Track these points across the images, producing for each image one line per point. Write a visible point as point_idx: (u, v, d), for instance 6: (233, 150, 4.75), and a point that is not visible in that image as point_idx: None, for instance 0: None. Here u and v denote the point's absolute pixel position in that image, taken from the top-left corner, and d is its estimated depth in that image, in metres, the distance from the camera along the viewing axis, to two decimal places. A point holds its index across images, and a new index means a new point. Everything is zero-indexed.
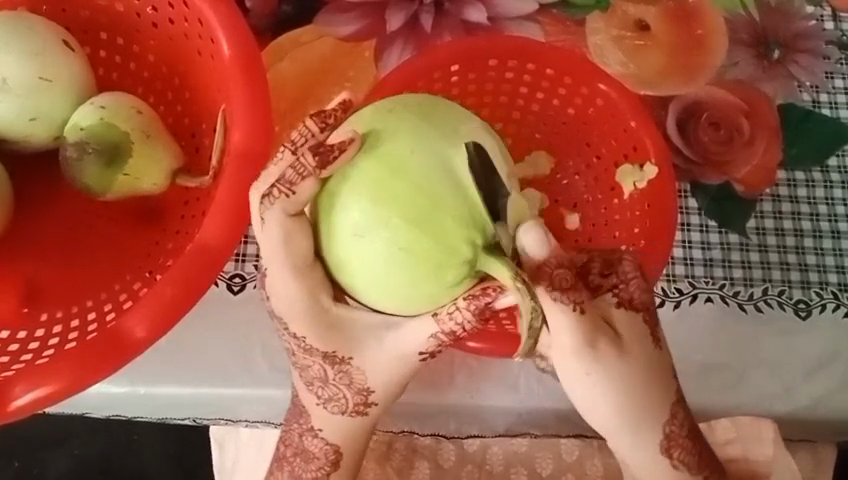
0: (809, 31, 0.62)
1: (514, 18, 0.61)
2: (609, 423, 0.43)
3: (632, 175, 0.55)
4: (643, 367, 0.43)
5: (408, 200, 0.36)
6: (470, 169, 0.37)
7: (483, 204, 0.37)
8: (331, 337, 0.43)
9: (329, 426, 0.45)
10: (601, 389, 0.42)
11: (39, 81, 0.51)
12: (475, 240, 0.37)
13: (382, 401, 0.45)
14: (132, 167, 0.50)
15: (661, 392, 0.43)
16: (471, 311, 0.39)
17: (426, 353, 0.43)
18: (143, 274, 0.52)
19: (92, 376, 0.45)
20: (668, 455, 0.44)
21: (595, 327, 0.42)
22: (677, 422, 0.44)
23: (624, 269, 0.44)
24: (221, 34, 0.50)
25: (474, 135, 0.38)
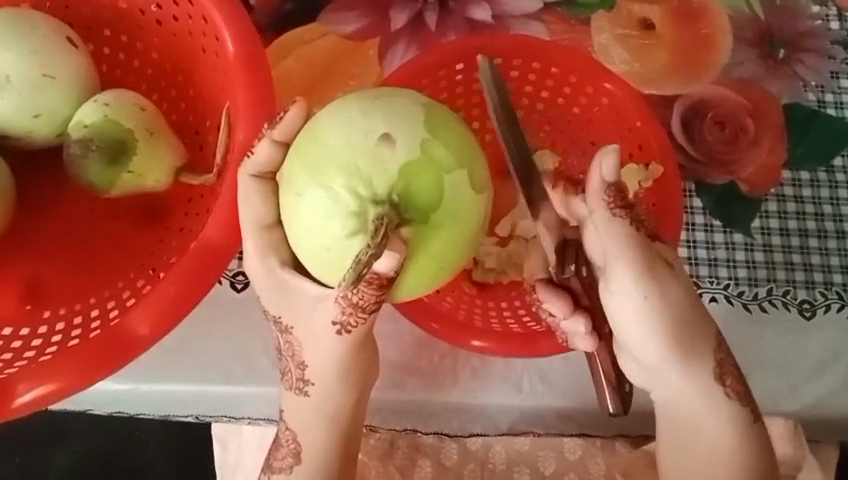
0: (814, 31, 0.62)
1: (519, 16, 0.61)
2: (664, 357, 0.43)
3: (636, 176, 0.54)
4: (693, 300, 0.44)
5: (308, 155, 0.40)
6: (367, 126, 0.39)
7: (368, 155, 0.39)
8: (277, 300, 0.45)
9: (287, 405, 0.47)
10: (658, 318, 0.43)
11: (42, 78, 0.50)
12: (355, 190, 0.39)
13: (318, 381, 0.46)
14: (136, 164, 0.50)
15: (708, 321, 0.45)
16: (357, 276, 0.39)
17: (340, 325, 0.44)
18: (146, 272, 0.51)
19: (96, 374, 0.45)
20: (721, 383, 0.44)
21: (653, 254, 0.43)
22: (724, 352, 0.45)
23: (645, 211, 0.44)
24: (224, 30, 0.50)
25: (401, 104, 0.41)
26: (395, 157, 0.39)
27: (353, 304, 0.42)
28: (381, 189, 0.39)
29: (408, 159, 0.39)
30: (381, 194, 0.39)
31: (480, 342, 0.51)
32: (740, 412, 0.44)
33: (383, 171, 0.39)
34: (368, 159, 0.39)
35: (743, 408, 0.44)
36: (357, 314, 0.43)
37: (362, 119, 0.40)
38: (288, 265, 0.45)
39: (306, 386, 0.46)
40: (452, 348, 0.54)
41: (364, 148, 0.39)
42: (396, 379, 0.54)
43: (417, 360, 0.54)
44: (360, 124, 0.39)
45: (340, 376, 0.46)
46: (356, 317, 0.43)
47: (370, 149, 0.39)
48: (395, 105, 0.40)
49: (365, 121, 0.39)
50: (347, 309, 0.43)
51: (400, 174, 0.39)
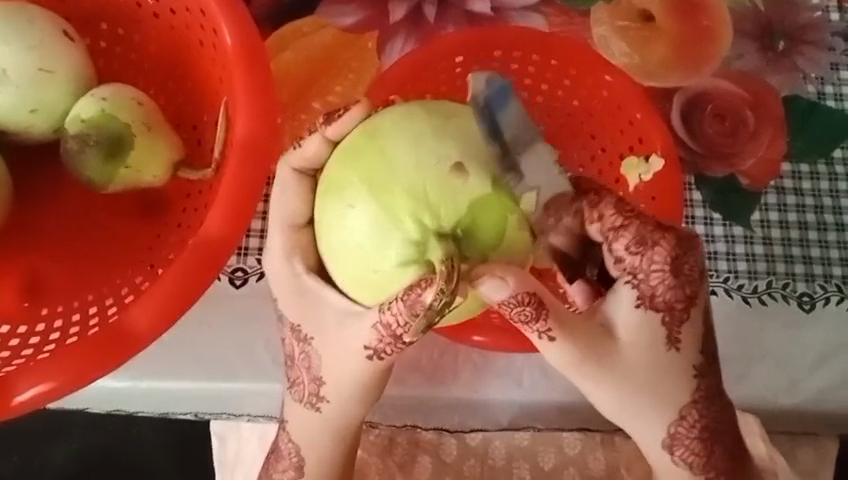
0: (814, 23, 0.61)
1: (519, 8, 0.61)
2: (617, 417, 0.45)
3: (637, 168, 0.54)
4: (652, 373, 0.43)
5: (370, 167, 0.42)
6: (437, 151, 0.42)
7: (438, 182, 0.41)
8: (299, 305, 0.47)
9: (295, 417, 0.48)
10: (606, 393, 0.43)
11: (39, 72, 0.50)
12: (420, 219, 0.41)
13: (333, 399, 0.47)
14: (133, 159, 0.50)
15: (671, 393, 0.44)
16: (405, 304, 0.40)
17: (372, 350, 0.44)
18: (145, 268, 0.51)
19: (92, 372, 0.45)
20: (670, 451, 0.45)
21: (593, 339, 0.42)
22: (685, 425, 0.44)
23: (653, 254, 0.42)
24: (223, 23, 0.49)
25: (470, 132, 0.43)
26: (464, 190, 0.41)
27: (394, 335, 0.42)
28: (447, 223, 0.41)
29: (475, 196, 0.41)
30: (447, 226, 0.41)
31: (481, 337, 0.52)
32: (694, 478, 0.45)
33: (451, 204, 0.41)
34: (436, 185, 0.41)
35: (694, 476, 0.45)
36: (395, 344, 0.43)
37: (436, 143, 0.42)
38: (312, 269, 0.47)
39: (319, 403, 0.47)
40: (452, 344, 0.54)
41: (435, 174, 0.41)
42: (399, 376, 0.54)
43: (420, 356, 0.54)
44: (434, 148, 0.42)
45: (354, 396, 0.46)
46: (391, 346, 0.43)
47: (440, 176, 0.41)
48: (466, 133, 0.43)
49: (439, 146, 0.42)
50: (385, 337, 0.43)
51: (468, 206, 0.41)
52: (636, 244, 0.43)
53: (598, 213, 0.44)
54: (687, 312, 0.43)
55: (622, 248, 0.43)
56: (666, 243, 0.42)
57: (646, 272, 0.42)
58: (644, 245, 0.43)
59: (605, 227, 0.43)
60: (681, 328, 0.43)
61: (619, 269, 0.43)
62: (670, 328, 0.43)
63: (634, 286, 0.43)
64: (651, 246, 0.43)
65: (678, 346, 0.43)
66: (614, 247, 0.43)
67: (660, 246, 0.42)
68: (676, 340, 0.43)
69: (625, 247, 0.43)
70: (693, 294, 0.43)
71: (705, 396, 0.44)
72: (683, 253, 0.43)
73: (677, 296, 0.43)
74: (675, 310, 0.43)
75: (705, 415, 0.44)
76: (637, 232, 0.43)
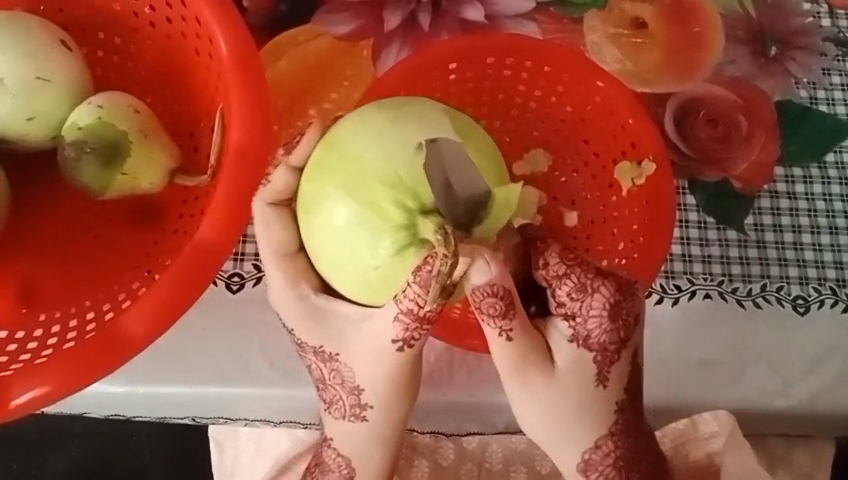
0: (806, 28, 0.62)
1: (512, 16, 0.61)
2: (541, 438, 0.49)
3: (631, 172, 0.55)
4: (575, 404, 0.48)
5: (340, 172, 0.43)
6: (397, 141, 0.43)
7: (409, 166, 0.42)
8: (313, 326, 0.48)
9: (339, 433, 0.49)
10: (535, 410, 0.48)
11: (36, 81, 0.50)
12: (403, 202, 0.42)
13: (376, 405, 0.48)
14: (131, 166, 0.50)
15: (590, 423, 0.48)
16: (419, 283, 0.41)
17: (401, 342, 0.45)
18: (142, 274, 0.51)
19: (89, 376, 0.45)
20: (586, 475, 0.49)
21: (534, 361, 0.47)
22: (600, 453, 0.49)
23: (592, 301, 0.46)
24: (217, 31, 0.50)
25: (422, 113, 0.44)
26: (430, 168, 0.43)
27: (418, 318, 0.43)
28: (429, 201, 0.43)
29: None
30: (430, 204, 0.43)
31: (476, 340, 0.52)
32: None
33: (426, 181, 0.43)
34: (409, 169, 0.42)
35: None
36: (420, 328, 0.43)
37: (394, 131, 0.43)
38: (319, 291, 0.50)
39: (363, 410, 0.48)
40: (447, 347, 0.54)
41: (404, 160, 0.42)
42: None
43: None
44: (394, 135, 0.43)
45: (393, 396, 0.48)
46: (419, 330, 0.44)
47: (410, 159, 0.42)
48: (417, 114, 0.44)
49: (399, 133, 0.43)
50: (410, 324, 0.43)
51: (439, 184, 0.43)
52: (577, 291, 0.46)
53: (543, 261, 0.47)
54: (618, 353, 0.47)
55: (563, 293, 0.46)
56: (606, 290, 0.46)
57: (584, 316, 0.47)
58: (585, 292, 0.46)
59: (550, 274, 0.47)
60: (611, 369, 0.47)
61: (560, 310, 0.47)
62: (601, 367, 0.47)
63: (570, 325, 0.47)
64: (591, 293, 0.46)
65: (605, 384, 0.48)
66: (557, 292, 0.47)
67: (599, 293, 0.46)
68: (604, 378, 0.48)
69: (566, 293, 0.46)
70: (626, 337, 0.47)
71: (622, 430, 0.49)
72: (622, 298, 0.46)
73: (611, 337, 0.47)
74: (608, 351, 0.47)
75: (620, 446, 0.48)
76: (578, 280, 0.46)
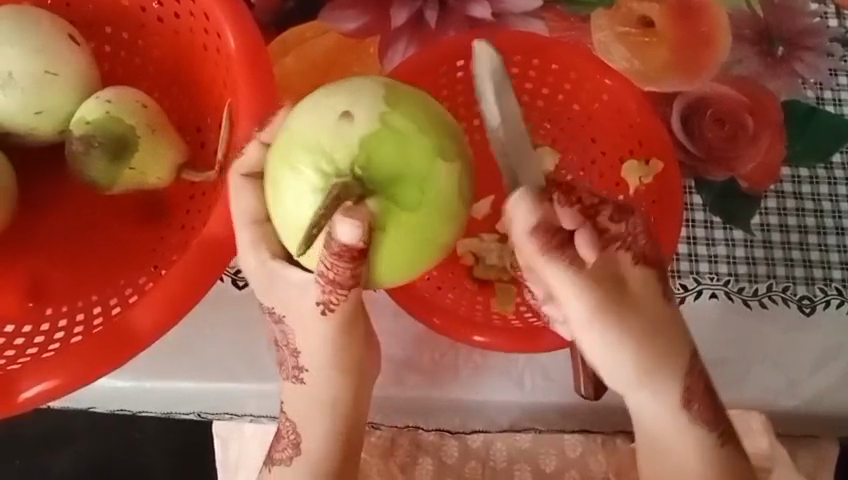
0: (813, 29, 0.62)
1: (520, 14, 0.61)
2: (630, 382, 0.43)
3: (638, 171, 0.55)
4: (658, 326, 0.43)
5: (279, 144, 0.42)
6: (328, 111, 0.41)
7: (332, 133, 0.40)
8: (267, 289, 0.45)
9: (288, 396, 0.47)
10: (622, 347, 0.42)
11: (45, 75, 0.50)
12: (319, 166, 0.40)
13: (312, 369, 0.46)
14: (139, 161, 0.50)
15: (669, 357, 0.43)
16: (326, 253, 0.38)
17: (323, 305, 0.43)
18: (148, 269, 0.51)
19: (97, 370, 0.45)
20: (687, 409, 0.43)
21: (610, 291, 0.41)
22: (694, 377, 0.43)
23: (635, 221, 0.41)
24: (226, 27, 0.50)
25: (360, 84, 0.42)
26: (354, 133, 0.40)
27: (330, 282, 0.40)
28: (345, 164, 0.40)
29: (365, 132, 0.40)
30: (345, 167, 0.40)
31: (481, 337, 0.51)
32: (703, 434, 0.44)
33: (344, 146, 0.40)
34: (331, 136, 0.40)
35: (708, 435, 0.44)
36: (337, 292, 0.41)
37: (326, 102, 0.41)
38: (279, 256, 0.45)
39: (301, 374, 0.46)
40: (453, 344, 0.54)
41: (327, 127, 0.40)
42: (399, 376, 0.54)
43: (420, 357, 0.54)
44: (322, 104, 0.41)
45: (333, 363, 0.45)
46: (336, 294, 0.41)
47: (331, 126, 0.40)
48: (355, 87, 0.42)
49: (328, 101, 0.41)
50: (326, 287, 0.41)
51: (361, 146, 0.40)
52: (617, 213, 0.41)
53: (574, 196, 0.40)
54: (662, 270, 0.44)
55: (606, 217, 0.41)
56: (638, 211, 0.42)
57: (634, 236, 0.41)
58: (626, 213, 0.41)
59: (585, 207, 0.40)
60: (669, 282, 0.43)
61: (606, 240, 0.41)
62: None
63: (626, 250, 0.41)
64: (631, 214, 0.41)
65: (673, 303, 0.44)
66: (598, 221, 0.41)
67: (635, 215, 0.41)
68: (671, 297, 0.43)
69: (609, 218, 0.41)
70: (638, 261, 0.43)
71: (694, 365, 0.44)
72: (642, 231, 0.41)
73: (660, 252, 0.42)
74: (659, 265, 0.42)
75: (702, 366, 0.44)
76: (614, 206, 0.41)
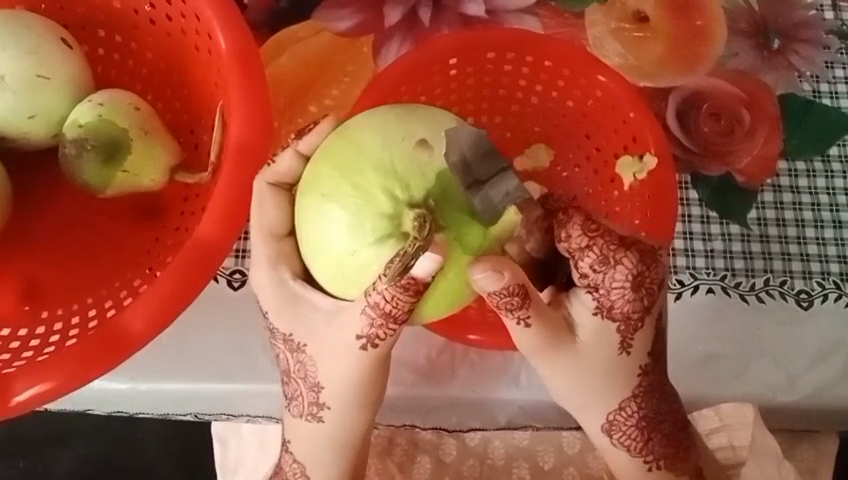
0: (809, 22, 0.62)
1: (513, 11, 0.61)
2: (563, 401, 0.48)
3: (632, 167, 0.54)
4: (599, 373, 0.47)
5: (338, 152, 0.42)
6: (403, 136, 0.42)
7: (407, 158, 0.41)
8: (288, 313, 0.47)
9: (297, 432, 0.49)
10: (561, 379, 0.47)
11: (37, 78, 0.51)
12: (392, 192, 0.41)
13: (333, 406, 0.47)
14: (131, 163, 0.50)
15: (610, 392, 0.47)
16: (392, 288, 0.40)
17: (365, 339, 0.44)
18: (143, 271, 0.51)
19: (90, 372, 0.45)
20: (608, 435, 0.48)
21: (556, 336, 0.45)
22: (624, 414, 0.48)
23: (614, 274, 0.44)
24: (216, 27, 0.50)
25: (436, 116, 0.43)
26: (432, 163, 0.41)
27: (385, 314, 0.41)
28: (417, 193, 0.41)
29: (442, 167, 0.42)
30: (417, 197, 0.41)
31: (477, 335, 0.52)
32: (632, 460, 0.48)
33: (419, 175, 0.41)
34: (405, 161, 0.41)
35: (632, 458, 0.48)
36: (386, 326, 0.42)
37: (400, 125, 0.42)
38: (298, 276, 0.48)
39: (319, 413, 0.48)
40: (449, 342, 0.54)
41: (403, 152, 0.41)
42: (395, 376, 0.54)
43: (416, 357, 0.54)
44: (398, 128, 0.42)
45: (352, 397, 0.47)
46: (384, 329, 0.42)
47: (408, 152, 0.42)
48: (432, 117, 0.43)
49: (402, 125, 0.42)
50: (377, 319, 0.42)
51: (435, 178, 0.41)
52: (600, 263, 0.44)
53: (565, 233, 0.44)
54: (641, 321, 0.46)
55: (587, 265, 0.44)
56: (628, 261, 0.44)
57: (607, 289, 0.45)
58: (607, 264, 0.44)
59: (572, 247, 0.44)
60: (634, 335, 0.46)
61: (583, 282, 0.45)
62: (624, 335, 0.46)
63: (594, 297, 0.45)
64: (614, 265, 0.44)
65: (629, 351, 0.46)
66: (580, 264, 0.44)
67: (622, 264, 0.44)
68: (627, 345, 0.46)
69: (589, 265, 0.44)
70: (650, 303, 0.46)
71: (646, 392, 0.48)
72: (645, 268, 0.44)
73: (637, 305, 0.45)
74: (631, 320, 0.46)
75: (644, 407, 0.48)
76: (601, 252, 0.44)
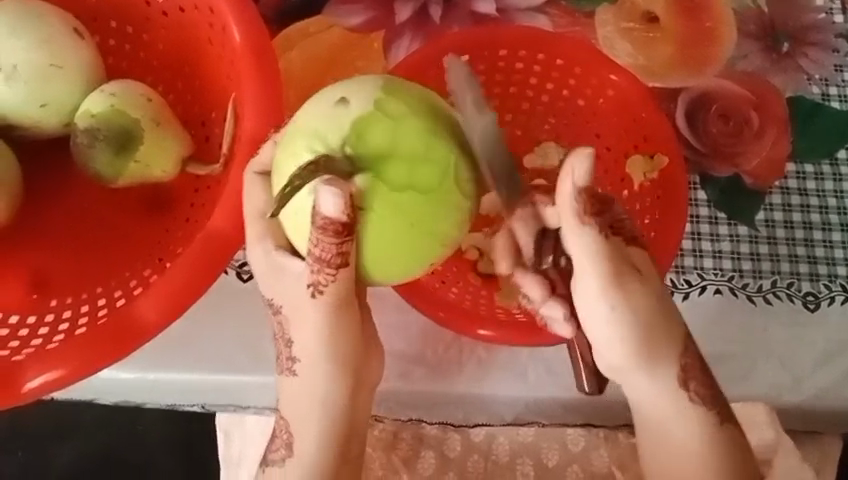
0: (818, 25, 0.62)
1: (524, 9, 0.61)
2: (626, 365, 0.42)
3: (641, 167, 0.55)
4: (653, 315, 0.41)
5: (285, 134, 0.42)
6: (326, 101, 0.41)
7: (328, 116, 0.40)
8: (270, 279, 0.45)
9: (286, 394, 0.45)
10: (629, 324, 0.41)
11: (50, 68, 0.50)
12: (312, 147, 0.40)
13: (304, 360, 0.44)
14: (143, 153, 0.50)
15: (668, 334, 0.42)
16: (316, 232, 0.39)
17: (313, 287, 0.42)
18: (153, 261, 0.51)
19: (101, 361, 0.45)
20: (686, 389, 0.42)
21: (621, 262, 0.41)
22: (691, 357, 0.43)
23: (616, 213, 0.41)
24: (231, 19, 0.50)
25: (366, 78, 0.42)
26: (349, 114, 0.40)
27: (318, 259, 0.41)
28: (337, 144, 0.39)
29: (358, 114, 0.40)
30: (338, 149, 0.39)
31: (486, 331, 0.51)
32: (698, 414, 0.42)
33: (336, 127, 0.40)
34: (326, 119, 0.40)
35: (707, 414, 0.42)
36: (325, 271, 0.41)
37: (326, 93, 0.41)
38: (283, 247, 0.45)
39: (293, 365, 0.45)
40: (456, 338, 0.55)
41: (322, 112, 0.40)
42: (403, 370, 0.54)
43: (424, 350, 0.54)
44: (324, 95, 0.41)
45: (324, 353, 0.44)
46: (324, 274, 0.41)
47: (327, 110, 0.40)
48: (362, 80, 0.42)
49: (330, 92, 0.41)
50: (316, 266, 0.41)
51: (351, 128, 0.40)
52: (598, 208, 0.41)
53: (555, 197, 0.42)
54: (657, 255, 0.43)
55: None
56: (619, 204, 0.42)
57: (616, 226, 0.41)
58: (605, 206, 0.41)
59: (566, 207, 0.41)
60: (658, 268, 0.44)
61: None
62: (654, 268, 0.43)
63: (613, 240, 0.40)
64: (611, 204, 0.41)
65: (671, 293, 0.43)
66: None
67: (617, 204, 0.42)
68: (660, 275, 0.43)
69: (590, 215, 0.41)
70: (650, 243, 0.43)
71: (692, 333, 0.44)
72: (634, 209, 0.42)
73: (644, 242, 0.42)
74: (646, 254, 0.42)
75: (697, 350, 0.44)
76: (596, 197, 0.42)
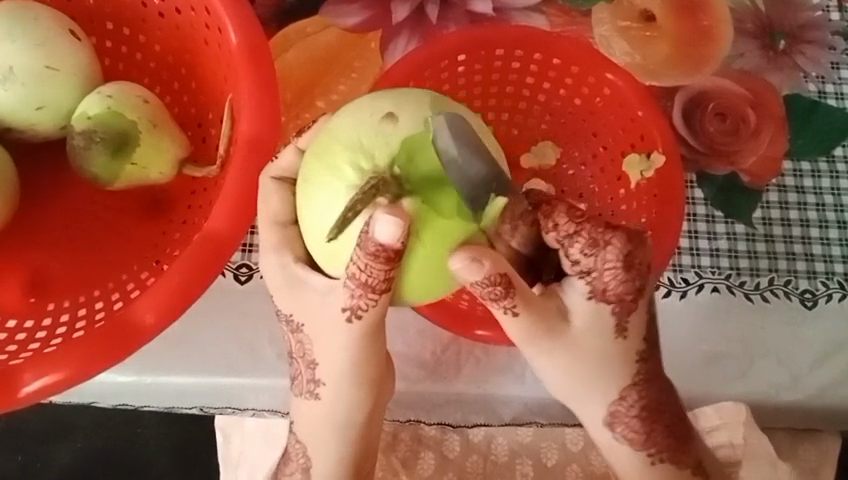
0: (814, 22, 0.62)
1: (521, 9, 0.61)
2: (561, 392, 0.44)
3: (638, 165, 0.55)
4: (596, 360, 0.43)
5: (320, 141, 0.41)
6: (371, 113, 0.41)
7: (373, 131, 0.40)
8: (290, 295, 0.44)
9: (300, 411, 0.46)
10: (560, 368, 0.43)
11: (46, 70, 0.50)
12: (357, 164, 0.39)
13: (329, 382, 0.45)
14: (139, 156, 0.50)
15: (610, 381, 0.44)
16: (364, 254, 0.37)
17: (350, 311, 0.41)
18: (150, 264, 0.52)
19: (99, 364, 0.45)
20: (611, 428, 0.44)
21: (548, 326, 0.41)
22: (625, 404, 0.44)
23: (606, 255, 0.40)
24: (227, 21, 0.50)
25: (413, 93, 0.42)
26: (396, 131, 0.40)
27: (362, 284, 0.39)
28: (383, 162, 0.39)
29: (409, 134, 0.39)
30: (383, 167, 0.39)
31: (484, 331, 0.52)
32: (634, 453, 0.44)
33: (383, 143, 0.39)
34: (372, 134, 0.40)
35: (637, 451, 0.44)
36: (367, 296, 0.40)
37: (370, 104, 0.41)
38: (300, 260, 0.45)
39: (316, 389, 0.45)
40: (454, 338, 0.55)
41: (367, 127, 0.40)
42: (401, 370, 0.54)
43: (422, 352, 0.55)
44: (368, 106, 0.41)
45: (350, 375, 0.44)
46: (366, 299, 0.40)
47: (372, 126, 0.40)
48: (406, 95, 0.42)
49: (374, 103, 0.41)
50: (357, 291, 0.40)
51: (399, 145, 0.39)
52: (589, 247, 0.40)
53: (551, 222, 0.40)
54: (636, 302, 0.41)
55: (576, 251, 0.40)
56: (617, 242, 0.40)
57: (599, 271, 0.40)
58: (597, 247, 0.40)
59: (560, 235, 0.40)
60: (629, 318, 0.42)
61: (574, 270, 0.41)
62: (619, 319, 0.42)
63: (587, 282, 0.41)
64: (604, 247, 0.40)
65: (625, 336, 0.43)
66: (570, 251, 0.40)
67: (612, 245, 0.40)
68: (623, 330, 0.42)
69: (579, 252, 0.40)
70: (642, 285, 0.41)
71: (645, 379, 0.44)
72: (637, 248, 0.40)
73: (630, 286, 0.41)
74: (625, 301, 0.41)
75: (645, 396, 0.44)
76: (589, 235, 0.40)
